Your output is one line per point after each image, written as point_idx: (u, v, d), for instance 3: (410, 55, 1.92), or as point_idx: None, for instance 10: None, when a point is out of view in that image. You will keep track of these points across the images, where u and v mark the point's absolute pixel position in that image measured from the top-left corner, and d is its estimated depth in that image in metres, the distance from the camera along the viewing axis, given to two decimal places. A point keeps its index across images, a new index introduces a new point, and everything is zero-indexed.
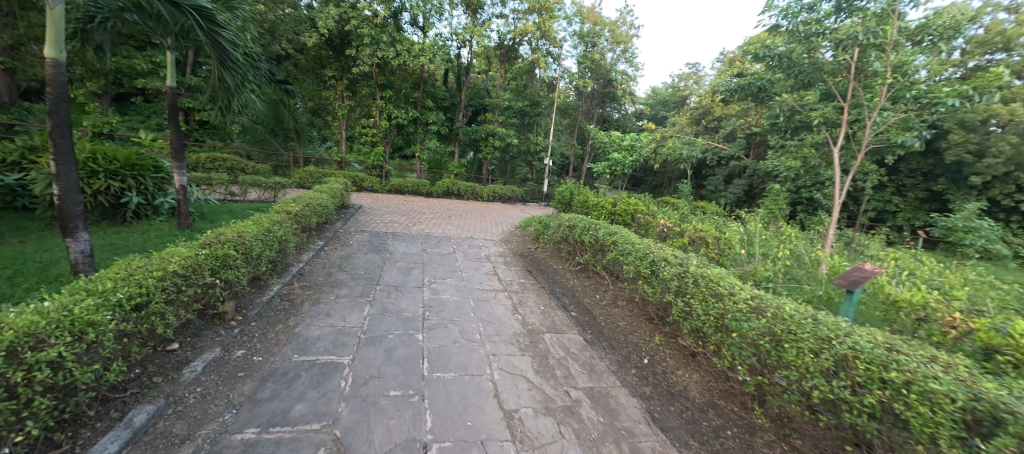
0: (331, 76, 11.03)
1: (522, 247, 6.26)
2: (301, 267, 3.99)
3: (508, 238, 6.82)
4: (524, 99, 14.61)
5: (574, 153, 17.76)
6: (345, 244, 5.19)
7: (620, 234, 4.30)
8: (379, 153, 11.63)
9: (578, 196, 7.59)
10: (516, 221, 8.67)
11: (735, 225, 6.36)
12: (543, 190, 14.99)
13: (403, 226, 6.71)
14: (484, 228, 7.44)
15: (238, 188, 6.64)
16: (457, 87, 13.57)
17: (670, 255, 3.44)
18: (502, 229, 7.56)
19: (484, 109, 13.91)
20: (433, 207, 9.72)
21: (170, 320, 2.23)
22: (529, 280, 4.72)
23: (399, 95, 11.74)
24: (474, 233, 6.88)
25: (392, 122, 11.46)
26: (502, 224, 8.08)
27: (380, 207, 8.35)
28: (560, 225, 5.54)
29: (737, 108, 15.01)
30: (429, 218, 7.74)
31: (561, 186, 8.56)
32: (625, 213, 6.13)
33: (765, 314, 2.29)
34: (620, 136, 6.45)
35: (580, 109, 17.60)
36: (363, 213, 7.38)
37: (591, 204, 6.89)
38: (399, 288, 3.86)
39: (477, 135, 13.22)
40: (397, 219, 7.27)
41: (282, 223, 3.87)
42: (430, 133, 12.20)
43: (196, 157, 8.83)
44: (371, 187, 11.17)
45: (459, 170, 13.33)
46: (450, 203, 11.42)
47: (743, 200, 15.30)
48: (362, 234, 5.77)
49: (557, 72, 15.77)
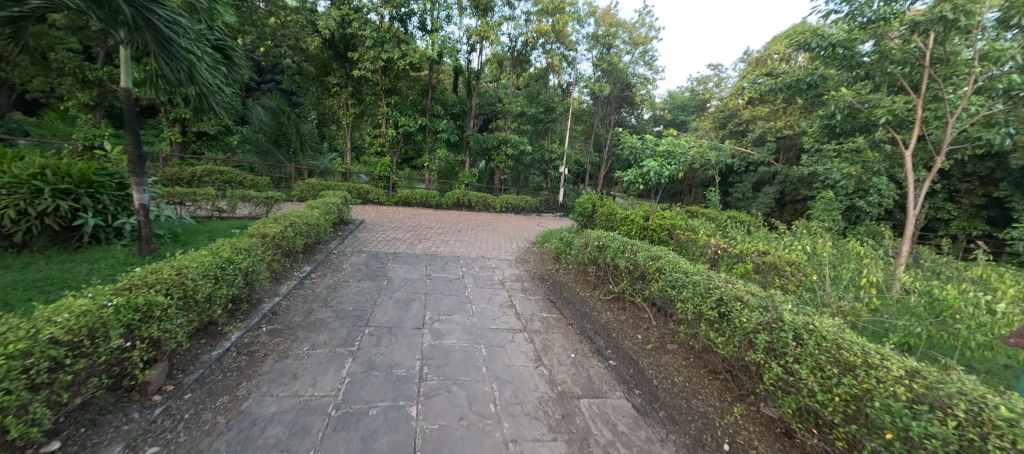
0: (336, 84, 10.53)
1: (541, 269, 5.46)
2: (274, 303, 3.26)
3: (525, 257, 6.03)
4: (538, 105, 13.94)
5: (590, 160, 16.97)
6: (336, 269, 4.47)
7: (667, 260, 3.47)
8: (386, 163, 11.04)
9: (603, 208, 6.76)
10: (533, 236, 7.89)
11: (790, 241, 5.46)
12: (559, 199, 14.23)
13: (407, 244, 6.00)
14: (498, 245, 6.68)
15: (226, 203, 6.03)
16: (468, 93, 12.98)
17: (745, 292, 2.59)
18: (517, 246, 6.79)
19: (496, 115, 13.29)
20: (441, 221, 9.00)
21: (35, 417, 1.51)
22: (552, 313, 3.91)
23: (407, 101, 11.17)
24: (486, 251, 6.13)
25: (399, 130, 10.88)
26: (517, 240, 7.32)
27: (384, 222, 7.68)
28: (586, 244, 4.73)
29: (766, 110, 14.05)
30: (437, 234, 7.02)
31: (581, 197, 7.77)
32: (659, 228, 5.29)
33: (953, 415, 1.47)
34: (653, 140, 5.63)
35: (596, 115, 16.85)
36: (365, 229, 6.70)
37: (619, 217, 6.06)
38: (392, 331, 3.08)
39: (488, 143, 12.57)
40: (401, 236, 6.57)
41: (251, 251, 3.16)
42: (439, 142, 11.60)
43: (194, 169, 8.30)
44: (377, 200, 10.55)
45: (470, 180, 12.67)
46: (460, 215, 10.74)
47: (774, 208, 14.23)
48: (358, 256, 5.05)
49: (571, 76, 15.07)
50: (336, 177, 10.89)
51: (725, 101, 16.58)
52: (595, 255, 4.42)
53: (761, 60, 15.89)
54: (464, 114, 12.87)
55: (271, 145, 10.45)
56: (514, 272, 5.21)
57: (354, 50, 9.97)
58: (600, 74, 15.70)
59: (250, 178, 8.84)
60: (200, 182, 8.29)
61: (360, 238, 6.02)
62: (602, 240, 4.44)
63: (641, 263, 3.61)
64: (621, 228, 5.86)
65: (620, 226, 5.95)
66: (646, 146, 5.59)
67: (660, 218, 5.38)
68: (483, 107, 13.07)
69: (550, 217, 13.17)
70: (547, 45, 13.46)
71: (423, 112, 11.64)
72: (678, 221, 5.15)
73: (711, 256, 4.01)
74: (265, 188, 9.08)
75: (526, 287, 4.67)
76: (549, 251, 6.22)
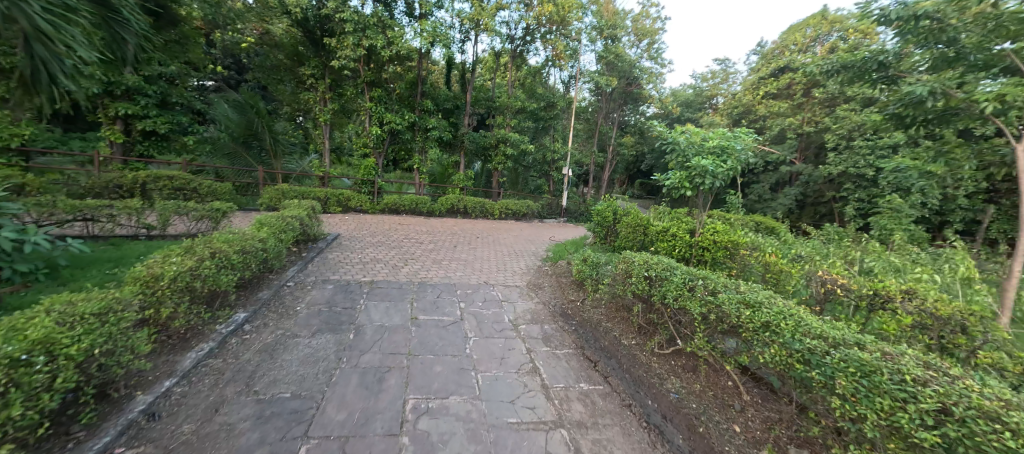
0: (310, 75, 9.11)
1: (561, 300, 4.24)
2: (154, 398, 1.98)
3: (538, 283, 4.83)
4: (539, 100, 12.73)
5: (593, 161, 15.85)
6: (284, 315, 3.17)
7: (776, 310, 2.25)
8: (371, 165, 9.71)
9: (631, 218, 5.56)
10: (543, 250, 6.70)
11: (879, 264, 4.30)
12: (562, 204, 13.07)
13: (390, 268, 4.75)
14: (502, 265, 5.49)
15: (156, 219, 4.72)
16: (462, 88, 11.71)
17: (1000, 406, 1.39)
18: (526, 266, 5.60)
19: (493, 112, 12.09)
20: (433, 231, 7.75)
21: None
22: (594, 382, 2.68)
23: (393, 95, 9.88)
24: (490, 275, 4.91)
25: (384, 128, 9.58)
26: (524, 257, 6.14)
27: (364, 235, 6.39)
28: (625, 271, 3.51)
29: (785, 105, 13.00)
30: (428, 251, 5.77)
31: (598, 204, 6.58)
32: (714, 247, 4.11)
33: None
34: (701, 134, 4.42)
35: (600, 112, 15.71)
36: (339, 247, 5.43)
37: (656, 230, 4.86)
38: (347, 449, 1.83)
39: (485, 142, 11.33)
40: (384, 255, 5.30)
41: (104, 316, 1.87)
42: (431, 141, 10.35)
43: (139, 174, 6.98)
44: (360, 207, 9.24)
45: (466, 183, 11.41)
46: (454, 223, 9.50)
47: (794, 211, 13.22)
48: (320, 291, 3.76)
49: (574, 69, 13.89)
50: (313, 182, 9.53)
51: (737, 97, 15.55)
52: (643, 290, 3.20)
53: (776, 51, 14.87)
54: (457, 111, 11.62)
55: (238, 147, 9.16)
56: (528, 306, 3.99)
57: (330, 36, 8.66)
58: (605, 67, 14.57)
59: (209, 185, 7.58)
60: (147, 191, 6.99)
61: (330, 261, 4.73)
62: (651, 267, 3.24)
63: (731, 313, 2.39)
64: (659, 246, 4.69)
65: (657, 242, 4.76)
66: (694, 141, 4.35)
67: (713, 233, 4.21)
68: (479, 102, 11.83)
69: (553, 223, 12.00)
70: (548, 35, 12.25)
71: (412, 108, 10.39)
72: (739, 238, 3.97)
73: (815, 295, 2.82)
74: (228, 197, 7.83)
75: (547, 331, 3.44)
76: (568, 274, 5.02)
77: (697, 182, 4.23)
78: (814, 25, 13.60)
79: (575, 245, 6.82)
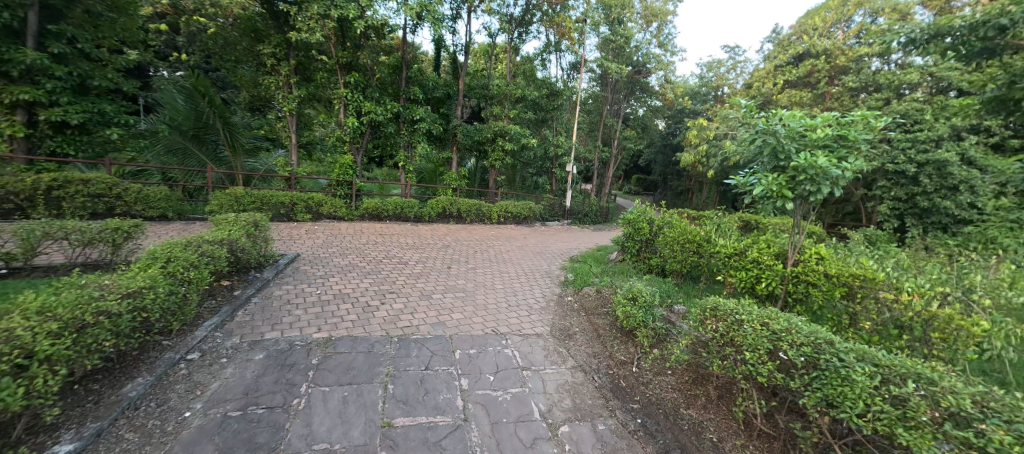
0: (270, 55, 7.48)
1: (606, 362, 2.93)
2: None
3: (564, 327, 3.52)
4: (539, 88, 11.33)
5: (597, 156, 14.63)
6: (150, 439, 1.79)
7: None
8: (348, 163, 8.23)
9: (681, 234, 4.32)
10: (559, 269, 5.41)
11: None
12: (566, 204, 11.80)
13: (358, 311, 3.37)
14: (511, 297, 4.16)
15: (16, 246, 3.32)
16: (454, 74, 10.26)
17: None
18: (542, 297, 4.29)
19: (488, 103, 10.67)
20: (422, 243, 6.39)
21: None
22: None
23: (373, 81, 8.38)
24: (498, 317, 3.58)
25: (363, 119, 8.11)
26: (537, 282, 4.83)
27: (331, 254, 4.98)
28: (726, 339, 2.21)
29: (808, 95, 11.78)
30: (413, 278, 4.42)
31: (625, 213, 5.30)
32: (828, 284, 2.86)
33: None
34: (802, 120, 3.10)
35: (604, 103, 14.47)
36: (294, 276, 4.02)
37: (724, 252, 3.61)
38: None
39: (481, 135, 9.97)
40: (353, 288, 3.90)
41: None
42: (418, 135, 8.89)
43: (43, 176, 5.29)
44: (334, 213, 7.74)
45: (459, 183, 9.97)
46: (447, 230, 8.13)
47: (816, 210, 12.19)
48: (237, 368, 2.38)
49: (577, 55, 12.58)
50: (277, 183, 7.93)
51: (750, 88, 14.33)
52: (780, 384, 1.88)
53: (792, 38, 13.60)
54: (449, 100, 10.10)
55: (187, 142, 7.89)
56: (562, 378, 2.66)
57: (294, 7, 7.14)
58: (610, 53, 13.29)
59: (139, 188, 6.07)
60: (54, 197, 5.39)
61: (272, 304, 3.33)
62: (789, 341, 1.94)
63: None
64: (734, 275, 3.44)
65: (729, 270, 3.51)
66: (803, 131, 2.95)
67: (821, 262, 2.97)
68: (472, 91, 10.37)
69: (557, 227, 10.72)
70: (550, 13, 10.88)
71: (395, 97, 8.93)
72: (868, 272, 2.72)
73: None
74: (164, 205, 6.31)
75: (605, 437, 2.13)
76: (604, 314, 3.72)
77: (805, 189, 2.85)
78: (835, 8, 12.51)
79: (597, 263, 5.47)
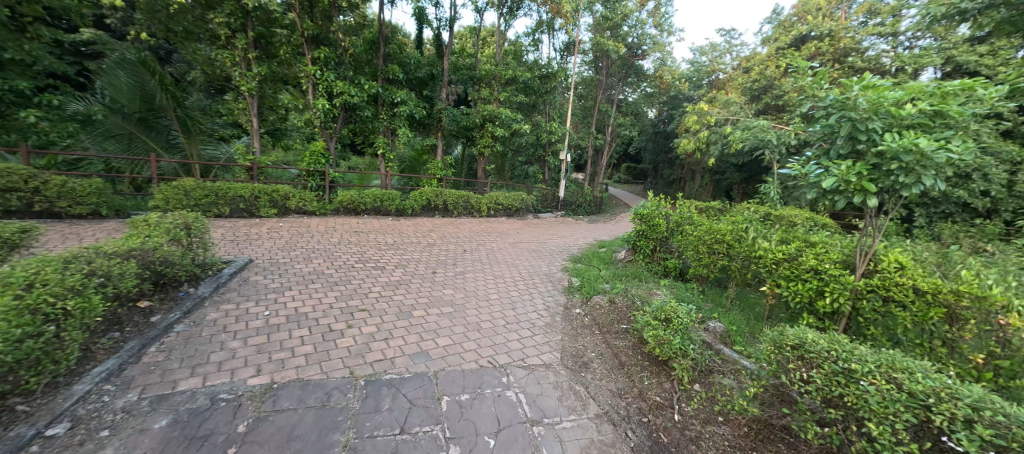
0: (223, 25, 6.35)
1: (638, 406, 2.27)
2: None
3: (578, 353, 2.84)
4: (531, 69, 10.53)
5: (591, 143, 13.96)
6: None
7: None
8: (320, 151, 7.32)
9: (707, 234, 3.69)
10: (562, 273, 4.72)
11: None
12: (560, 195, 11.11)
13: (316, 340, 2.62)
14: (510, 311, 3.46)
15: None
16: (438, 52, 9.28)
17: None
18: (546, 309, 3.60)
19: (475, 84, 9.80)
20: (403, 242, 5.62)
21: None
22: None
23: (346, 57, 7.41)
24: (495, 341, 2.87)
25: (336, 101, 7.20)
26: (537, 289, 4.14)
27: (292, 258, 4.17)
28: (830, 398, 1.56)
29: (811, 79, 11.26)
30: (390, 289, 3.66)
31: (638, 207, 4.63)
32: (917, 303, 2.24)
33: None
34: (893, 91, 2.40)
35: (598, 87, 13.74)
36: (240, 291, 3.24)
37: (767, 258, 2.97)
38: None
39: (469, 120, 9.16)
40: (313, 305, 3.13)
41: None
42: (399, 120, 8.02)
43: None
44: (304, 208, 6.87)
45: (446, 173, 9.14)
46: (433, 225, 7.36)
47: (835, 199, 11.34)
48: (121, 449, 1.63)
49: (571, 34, 11.78)
50: (237, 174, 6.94)
51: (749, 71, 13.71)
52: None
53: (793, 19, 12.97)
54: (434, 81, 9.18)
55: (133, 127, 6.86)
56: (586, 436, 1.99)
57: None
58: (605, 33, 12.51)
59: (63, 181, 5.02)
60: None
61: (198, 334, 2.54)
62: (950, 416, 1.30)
63: None
64: (786, 287, 2.80)
65: (778, 280, 2.88)
66: (898, 108, 2.25)
67: (904, 274, 2.34)
68: (458, 71, 9.46)
69: (551, 220, 10.05)
70: None
71: (372, 76, 8.00)
72: (975, 289, 2.10)
73: None
74: (96, 200, 5.23)
75: None
76: (624, 334, 3.06)
77: (899, 181, 2.17)
78: None
79: (604, 264, 4.79)
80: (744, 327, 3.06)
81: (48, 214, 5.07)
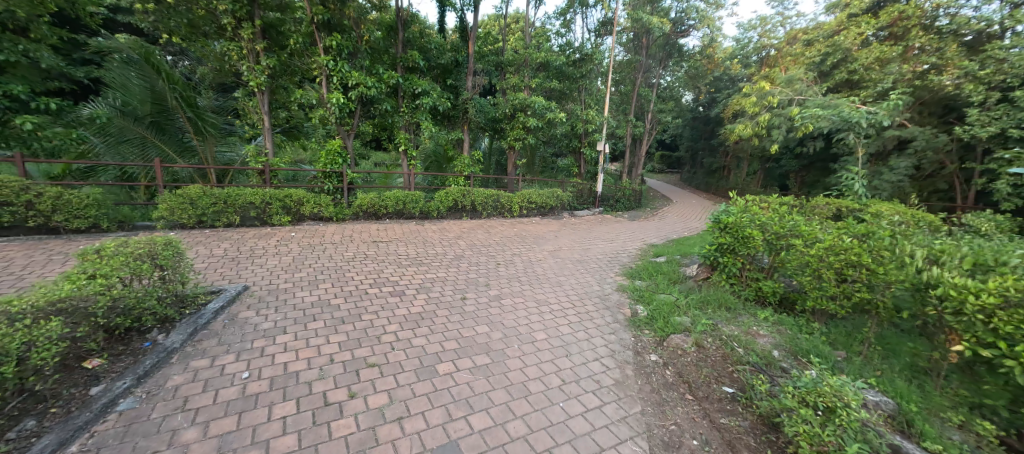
0: (227, 13, 5.74)
1: None
2: None
3: (673, 441, 1.95)
4: (564, 52, 9.53)
5: (629, 132, 12.83)
6: None
7: None
8: (336, 150, 6.68)
9: (834, 255, 2.69)
10: (621, 296, 3.83)
11: None
12: (598, 190, 10.13)
13: (302, 426, 1.86)
14: (564, 361, 2.61)
15: None
16: (463, 37, 8.46)
17: None
18: (611, 356, 2.71)
19: (503, 71, 8.93)
20: (428, 253, 4.86)
21: None
22: None
23: (362, 45, 6.71)
24: (552, 421, 2.03)
25: (352, 94, 6.53)
26: (592, 321, 3.26)
27: (295, 284, 3.48)
28: None
29: (894, 48, 9.64)
30: (409, 328, 2.88)
31: (716, 213, 3.66)
32: None
33: None
34: None
35: (636, 69, 12.54)
36: (222, 338, 2.55)
37: (966, 301, 1.98)
38: None
39: (497, 111, 8.31)
40: (308, 360, 2.39)
41: None
42: (421, 113, 7.27)
43: None
44: (321, 213, 6.26)
45: (474, 169, 8.35)
46: (461, 229, 6.62)
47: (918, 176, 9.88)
48: None
49: (607, 11, 10.65)
50: (250, 178, 6.40)
51: (811, 44, 12.08)
52: None
53: None
54: (458, 68, 8.36)
55: (145, 131, 6.48)
56: None
57: None
58: (646, 8, 11.25)
59: (58, 193, 4.55)
60: None
61: (146, 416, 1.85)
62: None
63: None
64: (1008, 354, 1.80)
65: (988, 340, 1.89)
66: None
67: None
68: (484, 58, 8.60)
69: (589, 219, 9.11)
70: None
71: (391, 65, 7.29)
72: None
73: None
74: (96, 213, 4.79)
75: None
76: (734, 409, 2.14)
77: None
78: None
79: (672, 286, 3.83)
80: (921, 404, 2.08)
81: (45, 230, 4.64)
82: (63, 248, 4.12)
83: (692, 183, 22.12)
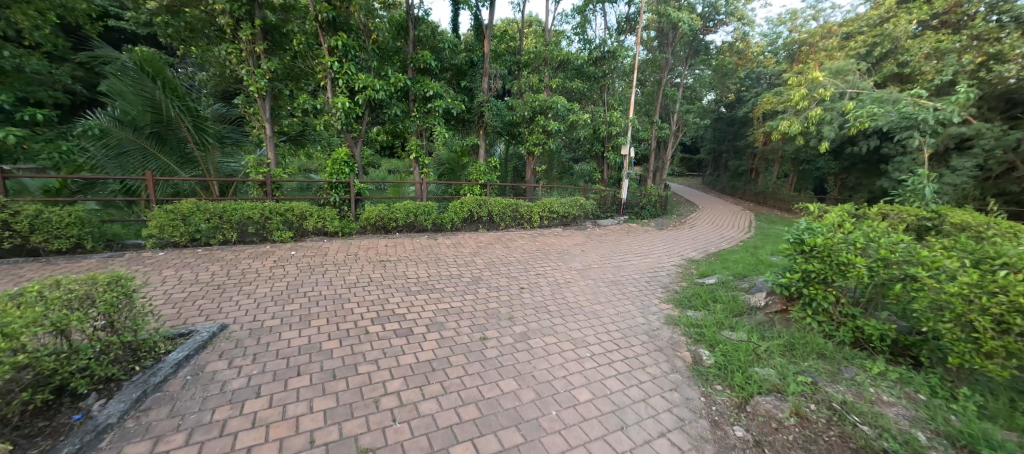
0: (224, 13, 5.32)
1: None
2: None
3: None
4: (586, 51, 8.92)
5: (653, 135, 12.10)
6: None
7: None
8: (343, 158, 6.18)
9: (990, 296, 1.98)
10: (676, 333, 3.14)
11: None
12: (624, 197, 9.42)
13: None
14: (620, 440, 1.94)
15: None
16: (478, 36, 7.92)
17: None
18: (682, 430, 2.03)
19: (520, 72, 8.36)
20: (441, 276, 4.25)
21: None
22: None
23: (369, 45, 6.23)
24: None
25: (360, 98, 6.04)
26: (646, 370, 2.58)
27: (283, 321, 2.91)
28: None
29: (952, 36, 8.71)
30: (415, 385, 2.26)
31: (795, 231, 2.96)
32: None
33: None
34: None
35: (661, 68, 11.83)
36: (176, 406, 1.97)
37: None
38: None
39: (515, 114, 7.74)
40: (280, 442, 1.78)
41: None
42: (434, 118, 6.74)
43: None
44: (325, 228, 5.75)
45: (491, 176, 7.77)
46: (478, 243, 6.03)
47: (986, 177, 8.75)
48: None
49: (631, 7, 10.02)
50: (251, 190, 5.96)
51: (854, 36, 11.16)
52: None
53: None
54: (473, 70, 7.81)
55: (146, 142, 6.08)
56: None
57: None
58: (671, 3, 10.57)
59: (37, 210, 4.13)
60: None
61: None
62: None
63: None
64: None
65: None
66: None
67: None
68: (500, 58, 8.06)
69: (615, 228, 8.41)
70: None
71: (401, 67, 6.80)
72: None
73: None
74: (79, 232, 4.35)
75: None
76: None
77: None
78: None
79: (736, 319, 3.13)
80: None
81: (26, 251, 4.23)
82: (36, 274, 3.69)
83: (716, 187, 21.10)
